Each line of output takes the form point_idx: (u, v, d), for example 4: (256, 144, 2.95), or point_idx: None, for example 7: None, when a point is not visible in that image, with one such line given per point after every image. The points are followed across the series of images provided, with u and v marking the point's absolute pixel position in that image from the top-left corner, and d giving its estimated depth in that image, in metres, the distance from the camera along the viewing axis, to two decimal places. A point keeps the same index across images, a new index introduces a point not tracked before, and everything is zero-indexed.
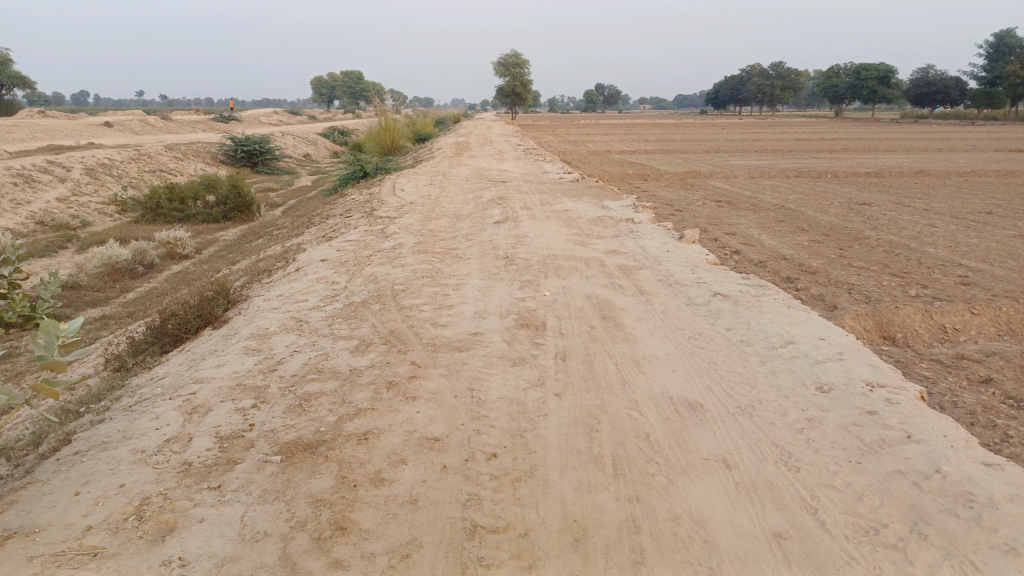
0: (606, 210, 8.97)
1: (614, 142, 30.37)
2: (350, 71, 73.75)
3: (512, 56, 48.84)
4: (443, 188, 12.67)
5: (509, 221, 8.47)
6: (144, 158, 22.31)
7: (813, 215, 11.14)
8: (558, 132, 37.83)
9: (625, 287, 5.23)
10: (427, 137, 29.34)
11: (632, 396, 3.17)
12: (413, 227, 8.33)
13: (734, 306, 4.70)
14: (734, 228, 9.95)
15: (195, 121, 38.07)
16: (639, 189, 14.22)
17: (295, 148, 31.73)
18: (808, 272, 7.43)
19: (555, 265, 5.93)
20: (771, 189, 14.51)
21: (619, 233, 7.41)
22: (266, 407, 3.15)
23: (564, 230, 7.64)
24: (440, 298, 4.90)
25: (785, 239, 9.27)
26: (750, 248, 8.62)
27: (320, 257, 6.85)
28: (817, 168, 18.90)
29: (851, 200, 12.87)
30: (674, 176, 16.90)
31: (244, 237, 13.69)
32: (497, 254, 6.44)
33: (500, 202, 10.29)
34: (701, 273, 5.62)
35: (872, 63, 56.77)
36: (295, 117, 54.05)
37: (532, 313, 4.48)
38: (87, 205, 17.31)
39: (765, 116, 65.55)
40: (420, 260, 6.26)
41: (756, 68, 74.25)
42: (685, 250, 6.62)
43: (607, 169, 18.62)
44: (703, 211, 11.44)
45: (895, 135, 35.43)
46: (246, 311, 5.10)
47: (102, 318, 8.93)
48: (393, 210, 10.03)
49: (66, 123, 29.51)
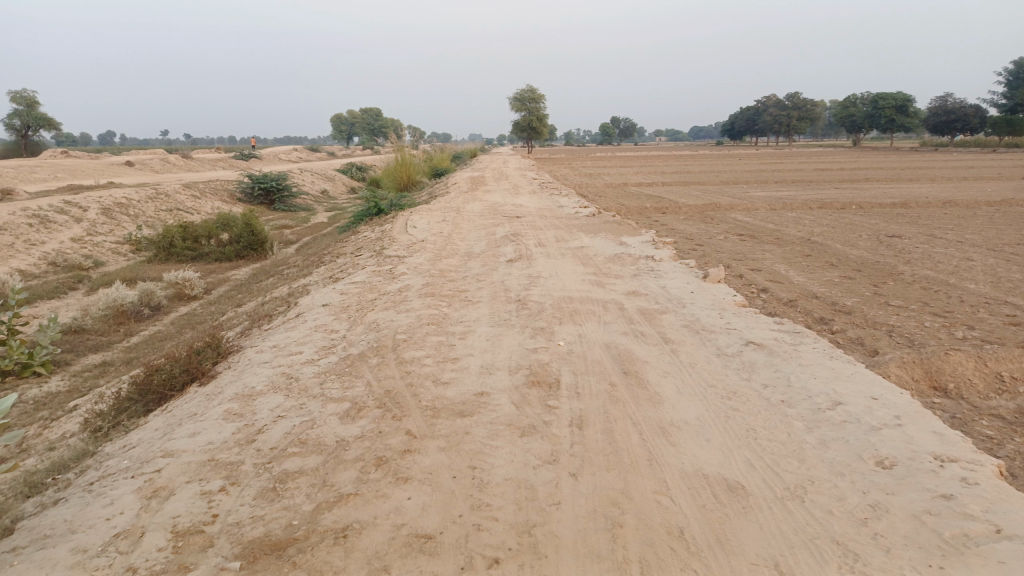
0: (624, 246, 8.57)
1: (630, 174, 30.02)
2: (369, 108, 74.80)
3: (528, 90, 49.10)
4: (456, 225, 12.34)
5: (523, 259, 8.09)
6: (161, 197, 22.31)
7: (841, 248, 10.66)
8: (575, 166, 37.74)
9: (647, 335, 4.78)
10: (443, 172, 29.28)
11: (660, 476, 2.71)
12: (422, 267, 7.96)
13: (770, 357, 4.23)
14: (759, 264, 9.49)
15: (213, 159, 38.40)
16: (657, 223, 13.83)
17: (312, 185, 31.78)
18: (843, 312, 6.95)
19: (570, 309, 5.50)
20: (795, 221, 14.05)
21: (639, 272, 6.98)
22: (235, 491, 2.73)
23: (580, 269, 7.23)
24: (444, 348, 4.49)
25: (814, 274, 8.79)
26: (778, 286, 8.15)
27: (322, 302, 6.46)
28: (840, 199, 18.42)
29: (881, 232, 12.37)
30: (694, 209, 16.49)
31: (255, 276, 13.42)
32: (509, 296, 6.03)
33: (514, 239, 9.93)
34: (729, 317, 5.17)
35: (889, 93, 56.43)
36: (314, 154, 54.60)
37: (544, 367, 4.03)
38: (101, 244, 17.20)
39: (782, 146, 65.19)
40: (426, 304, 5.86)
41: (772, 99, 74.15)
42: (711, 290, 6.17)
43: (624, 202, 18.29)
44: (725, 246, 10.99)
45: (917, 164, 34.90)
46: (236, 366, 4.69)
47: (102, 364, 8.61)
48: (403, 248, 9.69)
49: (88, 163, 29.82)
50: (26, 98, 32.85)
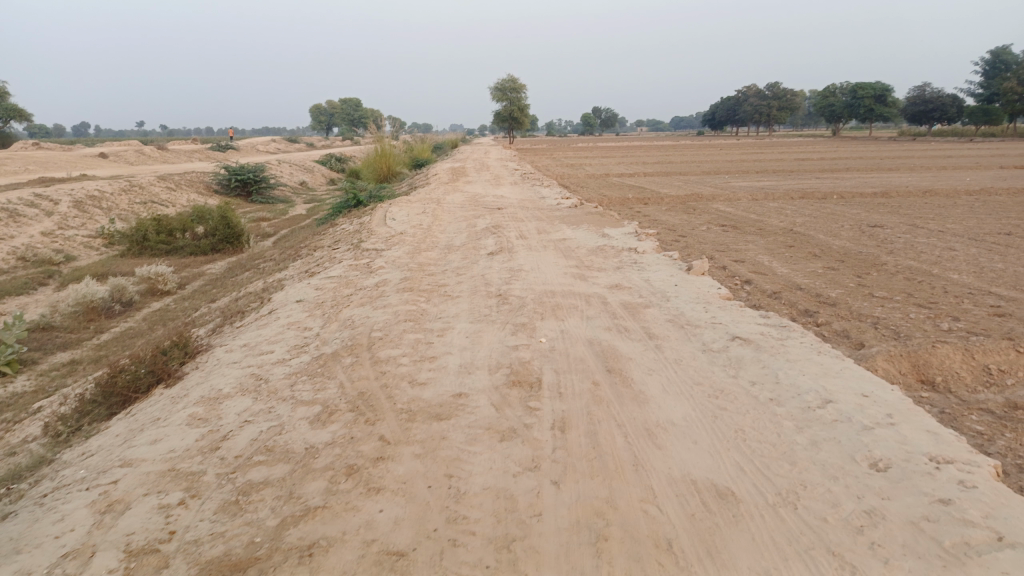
0: (606, 238, 8.44)
1: (612, 165, 29.91)
2: (349, 98, 74.10)
3: (509, 80, 48.81)
4: (436, 217, 12.14)
5: (504, 252, 7.93)
6: (135, 190, 21.86)
7: (824, 239, 10.59)
8: (556, 156, 37.63)
9: (631, 330, 4.64)
10: (424, 163, 29.00)
11: (647, 483, 2.57)
12: (400, 260, 7.77)
13: (757, 352, 4.11)
14: (742, 255, 9.41)
15: (190, 151, 37.78)
16: (640, 214, 13.73)
17: (291, 176, 31.36)
18: (828, 303, 6.87)
19: (552, 304, 5.34)
20: (777, 212, 14.02)
21: (622, 265, 6.85)
22: (195, 505, 2.56)
23: (562, 262, 7.09)
24: (421, 346, 4.32)
25: (798, 265, 8.72)
26: (762, 278, 8.06)
27: (296, 298, 6.25)
28: (822, 189, 18.40)
29: (862, 222, 12.35)
30: (676, 199, 16.40)
31: (231, 270, 13.15)
32: (489, 290, 5.87)
33: (495, 231, 9.76)
34: (714, 311, 5.05)
35: (867, 83, 56.77)
36: (293, 145, 53.97)
37: (525, 365, 3.88)
38: (73, 238, 16.80)
39: (762, 136, 65.43)
40: (404, 300, 5.68)
41: (752, 89, 74.38)
42: (695, 283, 6.06)
43: (606, 193, 18.15)
44: (708, 237, 10.90)
45: (896, 153, 35.14)
46: (204, 366, 4.50)
47: (71, 363, 8.34)
48: (382, 241, 9.48)
49: (60, 155, 29.19)
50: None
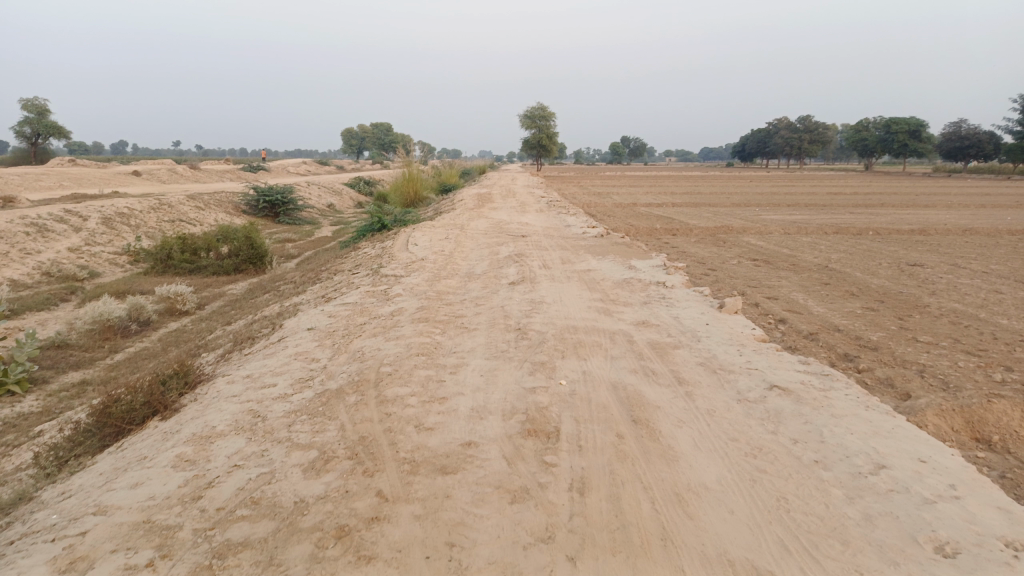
0: (633, 271, 8.12)
1: (640, 195, 29.61)
2: (380, 123, 75.09)
3: (539, 108, 48.91)
4: (459, 243, 11.92)
5: (525, 282, 7.65)
6: (164, 208, 22.02)
7: (861, 277, 10.16)
8: (584, 184, 37.49)
9: (658, 374, 4.31)
10: (451, 188, 28.95)
11: (677, 563, 2.24)
12: (419, 288, 7.52)
13: (798, 405, 3.75)
14: (776, 292, 9.02)
15: (221, 171, 38.24)
16: (668, 245, 13.40)
17: (319, 198, 31.53)
18: (869, 348, 6.47)
19: (574, 341, 5.03)
20: (810, 247, 13.61)
21: (649, 299, 6.52)
22: (165, 567, 2.27)
23: (586, 295, 6.78)
24: (432, 384, 4.02)
25: (835, 305, 8.31)
26: (797, 317, 7.68)
27: (307, 325, 6.01)
28: (857, 224, 17.90)
29: (901, 260, 11.90)
30: (706, 231, 16.05)
31: (251, 292, 13.02)
32: (508, 324, 5.57)
33: (518, 260, 9.49)
34: (749, 355, 4.69)
35: (902, 117, 56.05)
36: (324, 168, 54.55)
37: (542, 412, 3.55)
38: (98, 255, 16.85)
39: (793, 169, 64.80)
40: (418, 331, 5.41)
41: (784, 122, 73.91)
42: (727, 322, 5.71)
43: (633, 223, 17.84)
44: (739, 271, 10.52)
45: (932, 189, 34.43)
46: (202, 399, 4.24)
47: (80, 384, 8.16)
48: (402, 267, 9.25)
49: (95, 172, 29.63)
50: (37, 106, 32.80)
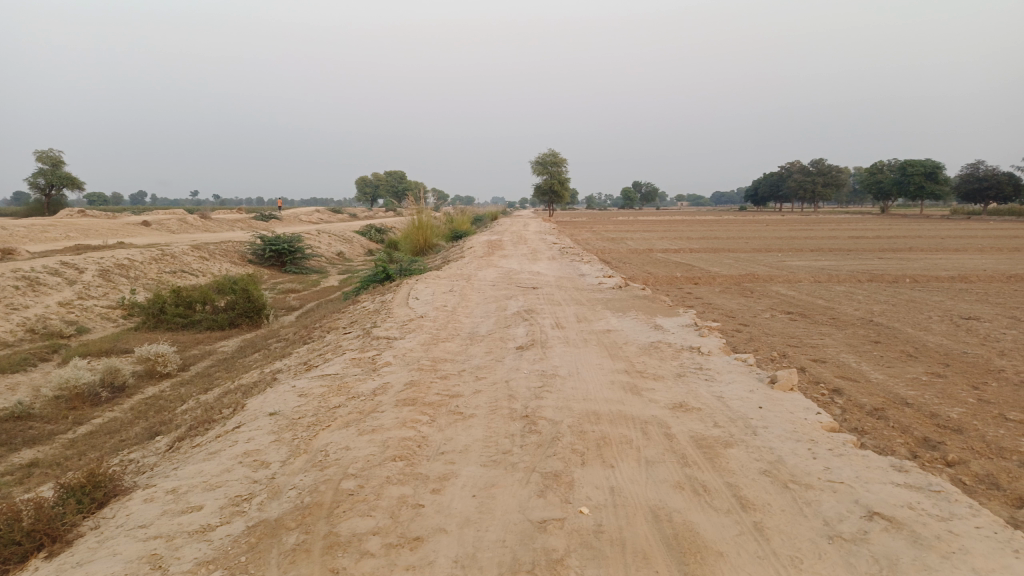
0: (660, 331, 7.05)
1: (656, 240, 28.69)
2: (393, 171, 75.66)
3: (551, 154, 48.51)
4: (466, 297, 10.96)
5: (536, 346, 6.60)
6: (166, 259, 21.28)
7: (913, 334, 9.03)
8: (599, 230, 36.64)
9: (711, 491, 3.21)
10: (463, 235, 28.19)
11: None
12: (412, 354, 6.49)
13: (919, 551, 2.65)
14: (822, 353, 7.93)
15: (232, 219, 37.80)
16: (693, 296, 12.37)
17: (329, 246, 30.87)
18: (952, 429, 5.35)
19: (596, 436, 3.94)
20: (847, 297, 12.57)
21: (684, 371, 5.44)
22: None
23: (607, 364, 5.73)
24: (406, 513, 2.96)
25: (893, 370, 7.19)
26: (853, 387, 6.56)
27: (270, 408, 4.95)
28: (890, 270, 16.85)
29: (952, 312, 10.78)
30: (730, 279, 15.03)
31: (242, 350, 12.04)
32: (514, 407, 4.49)
33: (529, 317, 8.49)
34: (828, 461, 3.58)
35: (917, 160, 55.34)
36: (336, 215, 54.31)
37: (557, 570, 2.47)
38: (90, 309, 15.98)
39: (808, 212, 63.87)
40: (402, 419, 4.34)
41: (797, 166, 73.44)
42: (784, 405, 4.62)
43: (651, 270, 16.80)
44: (774, 327, 9.42)
45: (957, 232, 33.36)
46: (103, 530, 3.18)
47: (29, 464, 7.11)
48: (398, 326, 8.24)
49: (104, 222, 29.19)
50: (52, 158, 32.78)
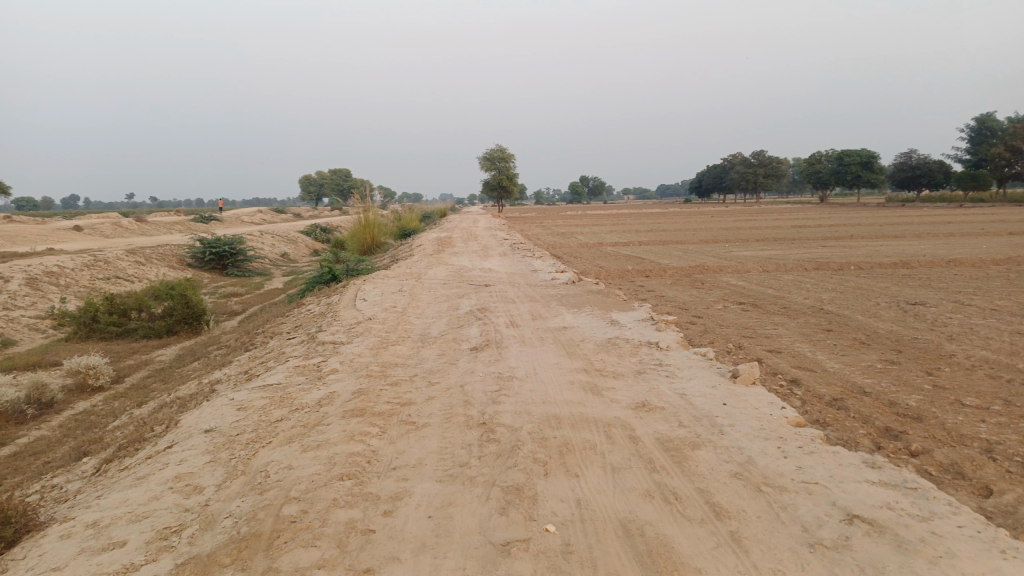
0: (617, 327, 6.87)
1: (605, 233, 28.71)
2: (339, 169, 74.51)
3: (498, 150, 48.25)
4: (416, 296, 10.63)
5: (490, 347, 6.35)
6: (100, 265, 20.30)
7: (863, 321, 9.10)
8: (549, 224, 36.55)
9: (683, 499, 3.02)
10: (412, 233, 27.70)
11: None
12: (360, 360, 6.16)
13: (904, 557, 2.50)
14: (777, 343, 7.88)
15: (171, 222, 36.46)
16: (645, 289, 12.29)
17: (273, 247, 30.03)
18: (912, 416, 5.31)
19: (558, 443, 3.71)
20: (796, 285, 12.68)
21: (644, 368, 5.26)
22: None
23: (565, 363, 5.51)
24: (355, 540, 2.68)
25: (848, 358, 7.18)
26: (811, 377, 6.50)
27: (206, 425, 4.59)
28: (834, 258, 17.13)
29: (899, 298, 10.94)
30: (681, 271, 15.03)
31: (182, 359, 11.46)
32: (470, 414, 4.23)
33: (481, 316, 8.23)
34: (799, 461, 3.43)
35: (854, 150, 56.93)
36: (280, 215, 53.03)
37: None
38: (17, 320, 15.07)
39: (751, 203, 65.10)
40: (350, 432, 4.04)
41: (739, 158, 74.86)
42: (749, 401, 4.47)
43: (603, 264, 16.73)
44: (728, 319, 9.38)
45: (895, 219, 34.32)
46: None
47: None
48: (345, 330, 7.89)
49: (32, 228, 27.76)
50: None
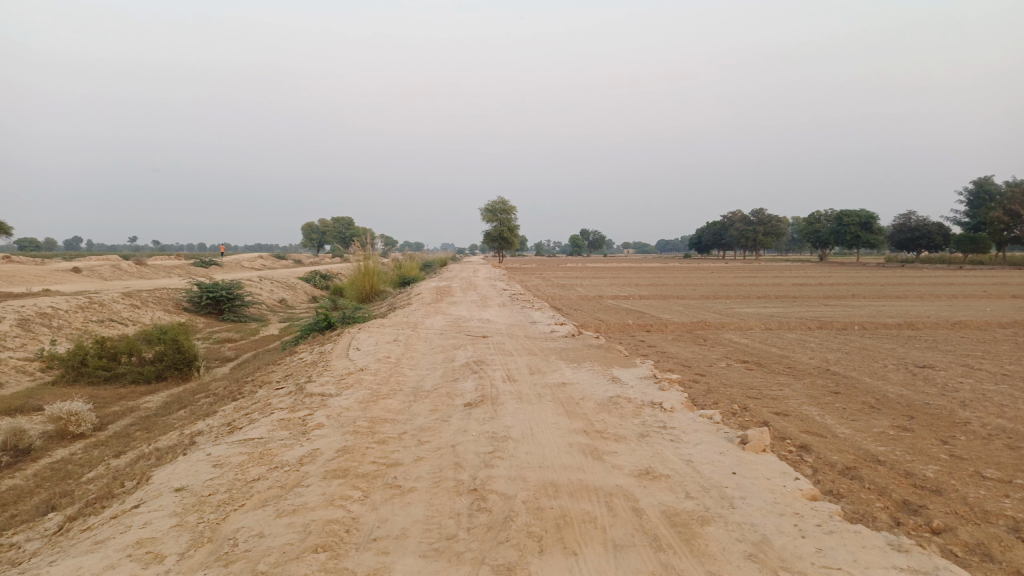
0: (618, 385, 6.59)
1: (605, 286, 28.62)
2: (341, 218, 75.06)
3: (500, 202, 48.64)
4: (411, 347, 10.37)
5: (485, 403, 6.06)
6: (94, 307, 20.05)
7: (872, 384, 8.81)
8: (548, 277, 36.46)
9: None
10: (411, 282, 27.55)
11: None
12: (349, 414, 5.87)
13: None
14: (784, 405, 7.59)
15: (170, 266, 36.37)
16: (647, 344, 12.04)
17: (271, 293, 29.85)
18: (931, 489, 5.00)
19: (555, 515, 3.41)
20: (799, 344, 12.44)
21: (647, 431, 4.97)
22: None
23: (563, 423, 5.22)
24: None
25: (859, 424, 6.87)
26: (821, 443, 6.18)
27: (177, 483, 4.29)
28: (837, 317, 16.92)
29: (907, 360, 10.68)
30: (682, 327, 14.79)
31: (169, 406, 11.11)
32: (460, 479, 3.93)
33: (477, 369, 7.95)
34: (819, 542, 3.13)
35: (852, 210, 57.38)
36: (280, 261, 53.07)
37: None
38: (5, 361, 14.74)
39: (751, 260, 65.28)
40: (330, 496, 3.73)
41: (738, 216, 75.45)
42: (760, 470, 4.18)
43: (603, 318, 16.52)
44: (732, 378, 9.08)
45: (895, 280, 34.27)
46: None
47: None
48: (336, 381, 7.61)
49: (30, 268, 27.62)
50: None
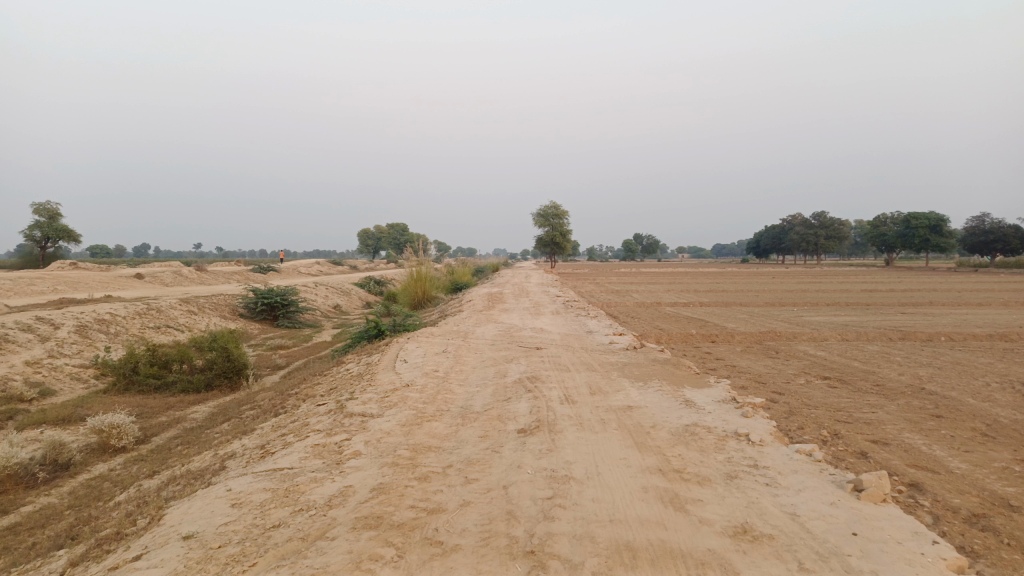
0: (693, 410, 5.79)
1: (661, 292, 27.58)
2: (395, 224, 75.74)
3: (552, 207, 48.05)
4: (462, 359, 9.74)
5: (541, 429, 5.36)
6: (151, 313, 20.10)
7: (978, 406, 7.75)
8: (603, 281, 35.61)
9: None
10: (463, 287, 27.07)
11: None
12: (390, 440, 5.24)
13: None
14: (882, 432, 6.64)
15: (229, 272, 36.82)
16: (714, 357, 11.14)
17: (325, 299, 29.80)
18: None
19: None
20: (883, 357, 11.35)
21: (735, 471, 4.18)
22: None
23: (635, 459, 4.47)
24: None
25: (975, 457, 5.90)
26: (935, 481, 5.26)
27: (188, 529, 3.71)
28: (918, 327, 15.62)
29: (1011, 378, 9.51)
30: (750, 337, 13.80)
31: (214, 418, 10.74)
32: (516, 536, 3.24)
33: (532, 387, 7.25)
34: None
35: (921, 213, 54.67)
36: (336, 267, 53.57)
37: None
38: (61, 368, 14.69)
39: (813, 264, 62.90)
40: (356, 556, 3.08)
41: (798, 219, 72.93)
42: (884, 529, 3.37)
43: (663, 326, 15.62)
44: (815, 398, 8.13)
45: (973, 285, 32.14)
46: None
47: None
48: (379, 398, 7.00)
49: (95, 275, 28.17)
50: (49, 212, 31.83)
